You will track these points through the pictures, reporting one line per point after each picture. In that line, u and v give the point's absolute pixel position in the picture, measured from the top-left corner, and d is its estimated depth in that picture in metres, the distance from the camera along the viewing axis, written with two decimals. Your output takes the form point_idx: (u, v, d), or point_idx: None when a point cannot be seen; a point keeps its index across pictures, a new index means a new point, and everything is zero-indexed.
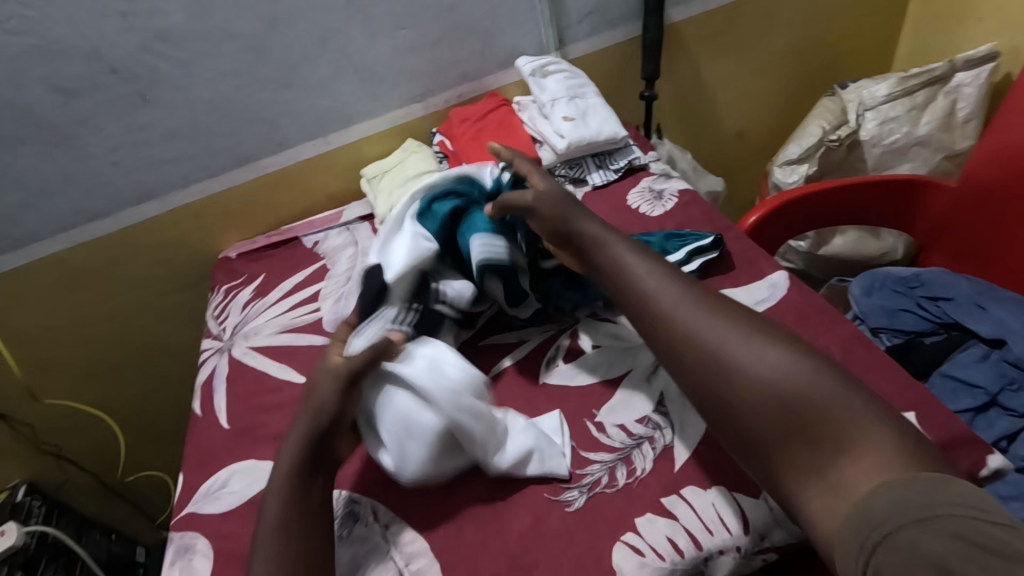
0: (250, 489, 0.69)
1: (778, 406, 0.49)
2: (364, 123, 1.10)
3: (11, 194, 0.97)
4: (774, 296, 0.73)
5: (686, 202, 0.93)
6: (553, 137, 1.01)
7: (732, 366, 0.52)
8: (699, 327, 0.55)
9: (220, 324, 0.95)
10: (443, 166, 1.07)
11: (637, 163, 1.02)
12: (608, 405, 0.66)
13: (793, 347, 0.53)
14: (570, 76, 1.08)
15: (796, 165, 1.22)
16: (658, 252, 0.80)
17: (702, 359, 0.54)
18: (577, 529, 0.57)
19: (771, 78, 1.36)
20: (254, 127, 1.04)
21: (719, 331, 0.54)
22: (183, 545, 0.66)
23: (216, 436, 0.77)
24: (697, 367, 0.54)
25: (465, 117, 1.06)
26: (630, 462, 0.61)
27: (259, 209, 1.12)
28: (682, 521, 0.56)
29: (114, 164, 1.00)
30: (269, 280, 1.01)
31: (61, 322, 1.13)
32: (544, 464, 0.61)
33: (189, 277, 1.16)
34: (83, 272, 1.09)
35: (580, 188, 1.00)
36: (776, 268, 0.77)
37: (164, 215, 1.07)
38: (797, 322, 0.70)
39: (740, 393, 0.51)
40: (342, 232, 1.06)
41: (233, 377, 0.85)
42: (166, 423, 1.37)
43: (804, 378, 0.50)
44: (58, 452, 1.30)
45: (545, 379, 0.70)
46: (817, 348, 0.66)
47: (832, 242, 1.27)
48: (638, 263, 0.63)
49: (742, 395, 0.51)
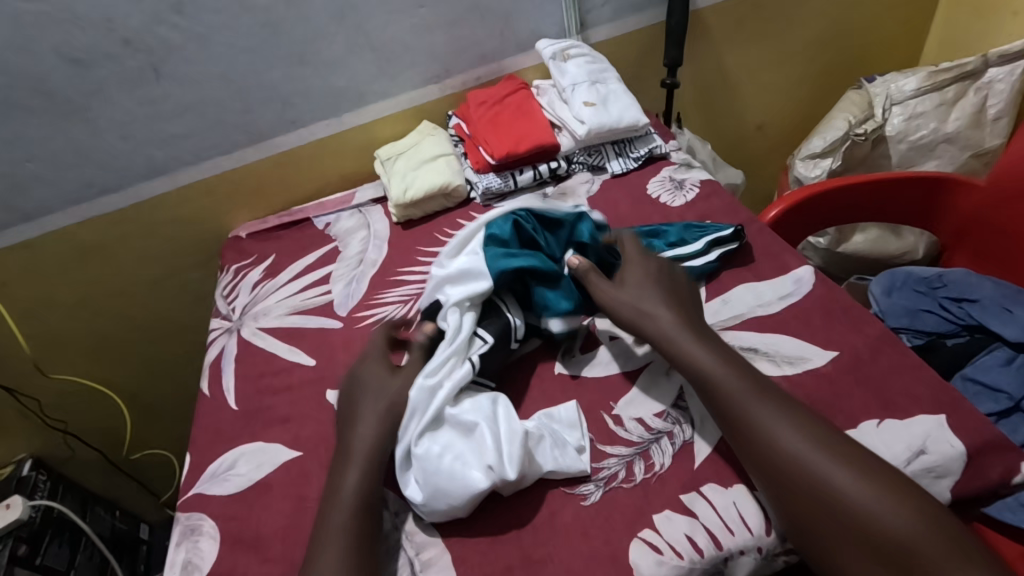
0: (257, 472, 0.68)
1: (867, 536, 0.48)
2: (379, 104, 1.08)
3: (21, 166, 0.95)
4: (799, 291, 0.71)
5: (708, 192, 0.90)
6: (572, 123, 0.98)
7: (808, 484, 0.51)
8: (778, 437, 0.53)
9: (229, 304, 0.94)
10: (459, 150, 1.05)
11: (658, 151, 1.00)
12: (626, 398, 0.64)
13: (863, 458, 0.52)
14: (591, 60, 1.05)
15: (819, 159, 1.19)
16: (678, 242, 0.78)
17: (776, 472, 0.52)
18: (593, 523, 0.55)
19: (796, 70, 1.32)
20: (267, 105, 1.02)
21: (799, 443, 0.52)
22: (189, 527, 0.65)
23: (224, 417, 0.76)
24: (777, 478, 0.52)
25: (483, 100, 1.04)
26: (648, 457, 0.59)
27: (270, 188, 1.10)
28: (701, 519, 0.54)
29: (125, 138, 0.98)
30: (279, 260, 0.99)
31: (69, 298, 1.12)
32: (575, 466, 0.58)
33: (198, 256, 1.15)
34: (92, 248, 1.07)
35: (598, 177, 0.99)
36: (801, 262, 0.75)
37: (175, 192, 1.06)
38: (823, 319, 0.68)
39: (817, 514, 0.50)
40: (355, 214, 1.05)
41: (242, 357, 0.83)
42: (172, 402, 1.37)
43: (884, 499, 0.49)
44: (64, 428, 1.30)
45: (561, 369, 0.69)
46: (844, 345, 0.64)
47: (852, 239, 1.24)
48: (698, 345, 0.61)
49: (820, 517, 0.50)
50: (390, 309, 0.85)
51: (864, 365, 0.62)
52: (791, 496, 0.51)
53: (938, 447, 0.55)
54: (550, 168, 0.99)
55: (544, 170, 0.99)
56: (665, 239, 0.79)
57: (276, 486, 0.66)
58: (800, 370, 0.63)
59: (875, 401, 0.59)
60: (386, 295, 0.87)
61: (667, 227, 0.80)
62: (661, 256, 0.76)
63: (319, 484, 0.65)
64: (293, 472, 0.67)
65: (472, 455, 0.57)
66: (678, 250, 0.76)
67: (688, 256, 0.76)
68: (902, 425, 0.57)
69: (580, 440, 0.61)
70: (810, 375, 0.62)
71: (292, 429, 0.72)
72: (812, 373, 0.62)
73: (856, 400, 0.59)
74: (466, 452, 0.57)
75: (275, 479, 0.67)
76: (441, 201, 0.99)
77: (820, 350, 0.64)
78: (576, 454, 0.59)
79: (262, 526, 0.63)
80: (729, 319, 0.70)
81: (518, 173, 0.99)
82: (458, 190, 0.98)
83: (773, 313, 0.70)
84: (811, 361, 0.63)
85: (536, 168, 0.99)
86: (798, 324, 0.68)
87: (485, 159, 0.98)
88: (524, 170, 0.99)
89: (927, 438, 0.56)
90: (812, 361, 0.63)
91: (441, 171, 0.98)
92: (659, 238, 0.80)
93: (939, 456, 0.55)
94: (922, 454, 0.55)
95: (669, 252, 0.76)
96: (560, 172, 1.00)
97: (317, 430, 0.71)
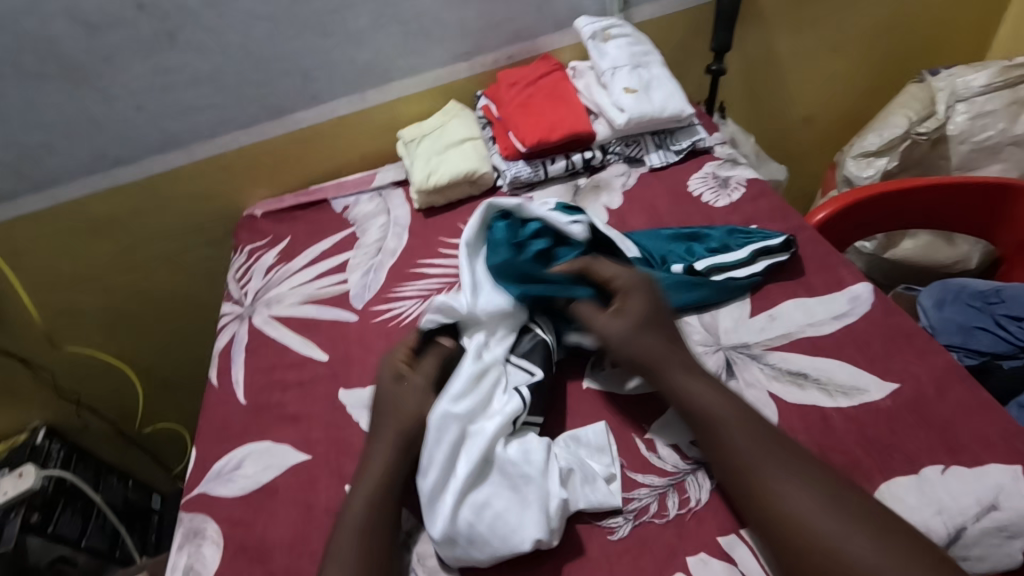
0: (265, 474, 0.65)
1: None
2: (404, 81, 1.02)
3: (32, 134, 0.91)
4: (856, 311, 0.65)
5: (755, 193, 0.83)
6: (611, 110, 0.91)
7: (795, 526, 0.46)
8: (766, 479, 0.49)
9: (242, 288, 0.90)
10: (487, 134, 0.98)
11: (701, 145, 0.93)
12: (661, 420, 0.60)
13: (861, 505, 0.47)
14: (633, 42, 0.97)
15: (873, 158, 1.11)
16: (721, 249, 0.72)
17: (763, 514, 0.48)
18: (619, 562, 0.51)
19: (852, 59, 1.22)
20: (288, 78, 0.96)
21: (786, 488, 0.48)
22: (192, 529, 0.62)
23: (233, 411, 0.73)
24: (763, 523, 0.48)
25: (515, 81, 0.97)
26: (683, 490, 0.55)
27: (288, 166, 1.06)
28: (741, 567, 0.49)
29: (139, 108, 0.93)
30: (294, 244, 0.95)
31: (81, 270, 1.09)
32: (607, 501, 0.54)
33: (213, 233, 1.11)
34: (105, 220, 1.04)
35: (635, 170, 0.93)
36: (858, 278, 0.69)
37: (190, 166, 1.01)
38: (882, 345, 0.62)
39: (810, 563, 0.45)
40: (374, 197, 1.00)
41: (253, 347, 0.80)
42: (184, 378, 1.35)
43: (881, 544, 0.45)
44: (77, 399, 1.29)
45: (589, 384, 0.64)
46: (904, 377, 0.58)
47: (900, 245, 1.14)
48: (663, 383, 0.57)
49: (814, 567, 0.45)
50: (409, 304, 0.80)
51: (926, 401, 0.56)
52: (784, 550, 0.46)
53: (1013, 503, 0.49)
54: (584, 158, 0.92)
55: (577, 160, 0.92)
56: (707, 243, 0.73)
57: (284, 492, 0.63)
58: (855, 403, 0.57)
59: (939, 444, 0.54)
60: (405, 288, 0.83)
61: (712, 231, 0.74)
62: (701, 263, 0.70)
63: (328, 493, 0.62)
64: (301, 477, 0.64)
65: (515, 504, 0.52)
66: (720, 257, 0.70)
67: (732, 265, 0.69)
68: (968, 474, 0.51)
69: (609, 467, 0.57)
70: (866, 408, 0.57)
71: (302, 430, 0.68)
72: (868, 406, 0.57)
73: (917, 442, 0.54)
74: (508, 499, 0.53)
75: (283, 483, 0.63)
76: (465, 188, 0.93)
77: (879, 381, 0.59)
78: (607, 487, 0.55)
79: (268, 534, 0.60)
80: (777, 339, 0.64)
81: (549, 162, 0.93)
82: (484, 177, 0.93)
83: (825, 334, 0.64)
84: (867, 393, 0.58)
85: (569, 157, 0.92)
86: (854, 350, 0.62)
87: (515, 145, 0.92)
88: (556, 159, 0.93)
89: (998, 492, 0.50)
90: (869, 394, 0.58)
91: (467, 157, 0.92)
92: (700, 241, 0.74)
93: (1013, 514, 0.49)
94: (992, 510, 0.49)
95: (710, 259, 0.70)
96: (594, 163, 0.93)
97: (328, 433, 0.67)
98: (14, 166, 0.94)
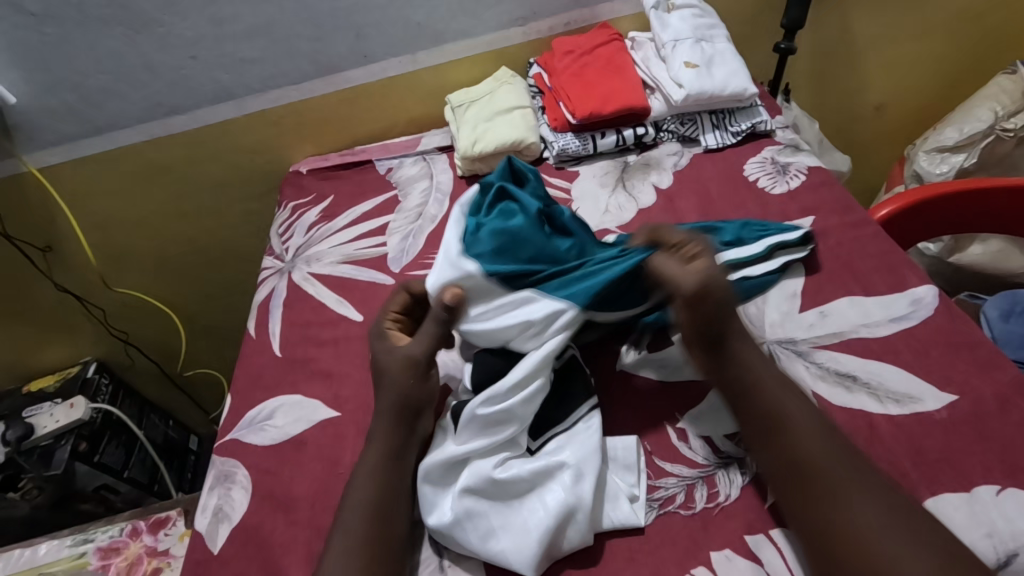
0: (294, 426, 0.66)
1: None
2: (457, 44, 0.99)
3: (93, 78, 0.94)
4: (917, 314, 0.61)
5: (816, 182, 0.79)
6: (668, 85, 0.87)
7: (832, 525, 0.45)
8: (828, 481, 0.46)
9: (284, 244, 0.91)
10: (537, 103, 0.95)
11: (762, 128, 0.88)
12: (695, 411, 0.58)
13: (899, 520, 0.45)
14: (699, 14, 0.92)
15: (949, 154, 1.03)
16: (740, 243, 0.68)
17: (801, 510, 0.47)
18: (640, 551, 0.50)
19: (936, 44, 1.13)
20: (340, 35, 0.95)
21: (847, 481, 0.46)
22: (223, 473, 0.64)
23: (268, 362, 0.74)
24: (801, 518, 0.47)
25: (571, 49, 0.93)
26: (713, 484, 0.53)
27: (336, 124, 1.06)
28: (767, 568, 0.48)
29: (194, 58, 0.94)
30: (337, 203, 0.95)
31: (134, 214, 1.13)
32: (626, 513, 0.51)
33: (259, 186, 1.13)
34: (157, 167, 1.06)
35: (688, 150, 0.89)
36: (922, 280, 0.64)
37: (241, 118, 1.02)
38: (944, 354, 0.57)
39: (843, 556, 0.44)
40: (418, 161, 0.99)
41: (291, 302, 0.81)
42: (225, 327, 1.39)
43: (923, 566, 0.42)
44: (125, 338, 1.35)
45: (624, 367, 0.62)
46: (965, 390, 0.55)
47: (967, 250, 1.07)
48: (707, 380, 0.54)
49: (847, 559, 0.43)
50: None
51: (987, 418, 0.53)
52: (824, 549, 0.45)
53: None
54: (636, 134, 0.89)
55: (628, 135, 0.89)
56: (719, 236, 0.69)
57: (312, 445, 0.64)
58: (907, 412, 0.54)
59: (997, 464, 0.50)
60: None
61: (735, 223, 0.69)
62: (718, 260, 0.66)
63: (354, 451, 0.63)
64: (329, 432, 0.65)
65: (486, 503, 0.51)
66: (739, 251, 0.67)
67: (751, 261, 0.66)
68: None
69: (633, 487, 0.53)
70: (919, 419, 0.53)
71: (333, 386, 0.69)
72: (920, 418, 0.53)
73: (973, 459, 0.51)
74: (487, 495, 0.52)
75: (311, 436, 0.65)
76: None
77: (936, 392, 0.55)
78: (628, 505, 0.51)
79: (293, 485, 0.61)
80: (826, 337, 0.61)
81: (599, 136, 0.89)
82: (531, 148, 0.90)
83: (880, 336, 0.60)
84: (922, 403, 0.54)
85: (620, 132, 0.89)
86: (912, 356, 0.58)
87: (565, 117, 0.89)
88: (607, 133, 0.89)
89: None
90: (923, 403, 0.54)
91: (514, 126, 0.90)
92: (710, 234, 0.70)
93: None
94: None
95: (728, 253, 0.67)
96: (646, 139, 0.90)
97: (358, 392, 0.68)
98: (76, 109, 0.97)
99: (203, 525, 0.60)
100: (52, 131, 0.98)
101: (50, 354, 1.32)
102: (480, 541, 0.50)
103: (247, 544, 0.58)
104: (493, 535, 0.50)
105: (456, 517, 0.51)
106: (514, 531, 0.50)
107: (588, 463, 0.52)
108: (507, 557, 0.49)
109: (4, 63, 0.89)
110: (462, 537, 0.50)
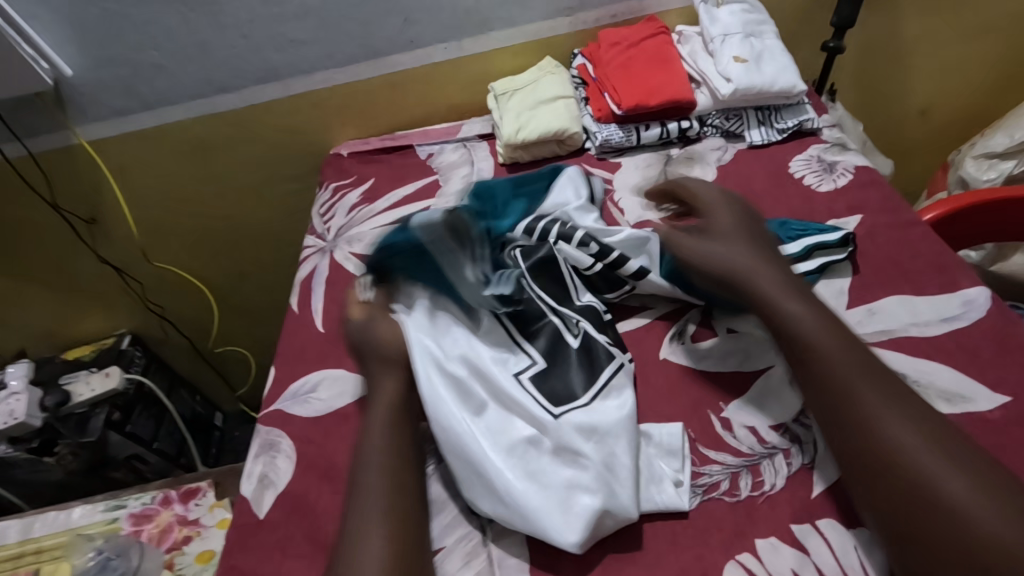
0: (337, 399, 0.67)
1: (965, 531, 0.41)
2: (503, 33, 1.00)
3: (146, 54, 0.96)
4: (968, 315, 0.60)
5: (864, 181, 0.78)
6: (716, 79, 0.87)
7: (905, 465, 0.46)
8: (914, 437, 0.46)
9: (326, 223, 0.92)
10: (580, 94, 0.96)
11: (808, 125, 0.87)
12: (740, 402, 0.58)
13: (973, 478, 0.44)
14: (748, 9, 0.91)
15: (998, 160, 1.01)
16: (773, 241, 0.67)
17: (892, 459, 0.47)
18: (684, 535, 0.50)
19: (987, 49, 1.11)
20: (388, 18, 0.96)
21: (924, 458, 0.44)
22: (268, 441, 0.65)
23: (310, 337, 0.76)
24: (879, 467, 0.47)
25: (617, 41, 0.93)
26: (758, 473, 0.53)
27: (378, 109, 1.07)
28: (813, 557, 0.48)
29: (245, 37, 0.96)
30: (378, 186, 0.96)
31: (177, 190, 1.15)
32: (670, 497, 0.51)
33: (302, 166, 1.15)
34: (202, 143, 1.08)
35: (732, 145, 0.88)
36: (974, 282, 0.63)
37: (286, 99, 1.04)
38: (996, 355, 0.57)
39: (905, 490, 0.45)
40: (459, 148, 1.00)
41: (333, 280, 0.82)
42: (257, 305, 1.41)
43: None
44: (160, 312, 1.38)
45: (666, 356, 0.63)
46: (1018, 392, 0.54)
47: (1010, 259, 1.05)
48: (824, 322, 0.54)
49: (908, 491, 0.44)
50: None
51: None
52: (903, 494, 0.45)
53: None
54: (680, 127, 0.89)
55: (673, 129, 0.89)
56: None
57: (355, 418, 0.65)
58: (957, 411, 0.54)
59: None
60: None
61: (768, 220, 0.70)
62: None
63: None
64: None
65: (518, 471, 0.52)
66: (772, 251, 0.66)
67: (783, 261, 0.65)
68: None
69: (678, 472, 0.53)
70: (970, 418, 0.53)
71: None
72: (973, 418, 0.53)
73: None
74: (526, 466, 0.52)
75: (354, 410, 0.66)
76: (552, 147, 0.92)
77: (988, 392, 0.54)
78: (673, 489, 0.52)
79: (337, 456, 0.62)
80: (873, 334, 0.60)
81: (643, 128, 0.89)
82: (574, 138, 0.90)
83: (930, 336, 0.59)
84: (973, 403, 0.54)
85: (665, 125, 0.89)
86: (963, 356, 0.57)
87: (610, 107, 0.89)
88: (651, 125, 0.89)
89: None
90: (975, 404, 0.54)
91: (558, 115, 0.90)
92: None
93: None
94: None
95: None
96: (690, 134, 0.89)
97: None
98: (128, 84, 0.99)
99: (248, 490, 0.62)
100: (104, 105, 1.01)
101: (88, 325, 1.36)
102: (524, 509, 0.50)
103: (291, 511, 0.59)
104: (533, 503, 0.50)
105: (498, 484, 0.51)
106: (552, 504, 0.50)
107: (622, 437, 0.53)
108: (549, 534, 0.49)
109: (63, 37, 0.92)
110: (505, 502, 0.51)
